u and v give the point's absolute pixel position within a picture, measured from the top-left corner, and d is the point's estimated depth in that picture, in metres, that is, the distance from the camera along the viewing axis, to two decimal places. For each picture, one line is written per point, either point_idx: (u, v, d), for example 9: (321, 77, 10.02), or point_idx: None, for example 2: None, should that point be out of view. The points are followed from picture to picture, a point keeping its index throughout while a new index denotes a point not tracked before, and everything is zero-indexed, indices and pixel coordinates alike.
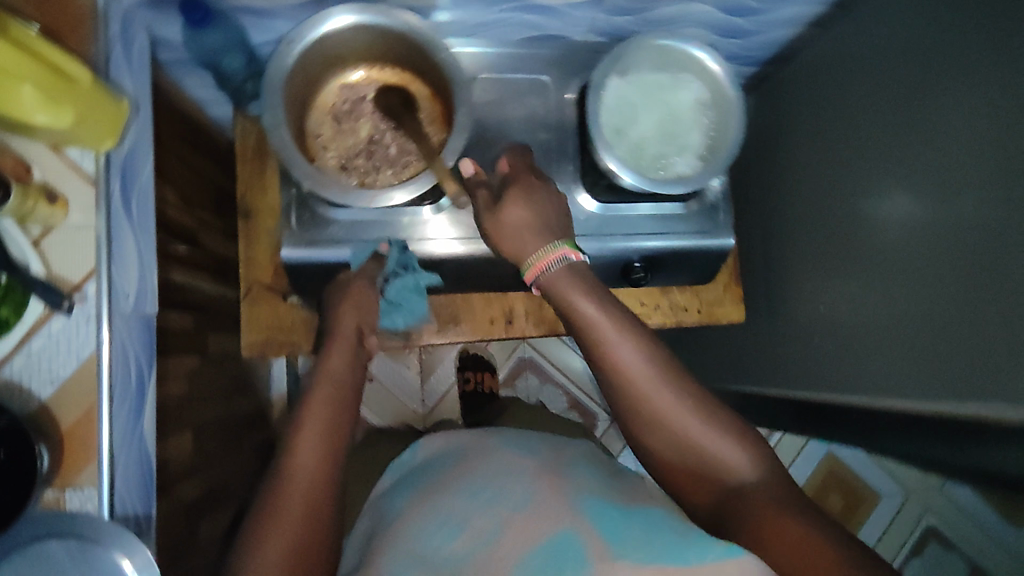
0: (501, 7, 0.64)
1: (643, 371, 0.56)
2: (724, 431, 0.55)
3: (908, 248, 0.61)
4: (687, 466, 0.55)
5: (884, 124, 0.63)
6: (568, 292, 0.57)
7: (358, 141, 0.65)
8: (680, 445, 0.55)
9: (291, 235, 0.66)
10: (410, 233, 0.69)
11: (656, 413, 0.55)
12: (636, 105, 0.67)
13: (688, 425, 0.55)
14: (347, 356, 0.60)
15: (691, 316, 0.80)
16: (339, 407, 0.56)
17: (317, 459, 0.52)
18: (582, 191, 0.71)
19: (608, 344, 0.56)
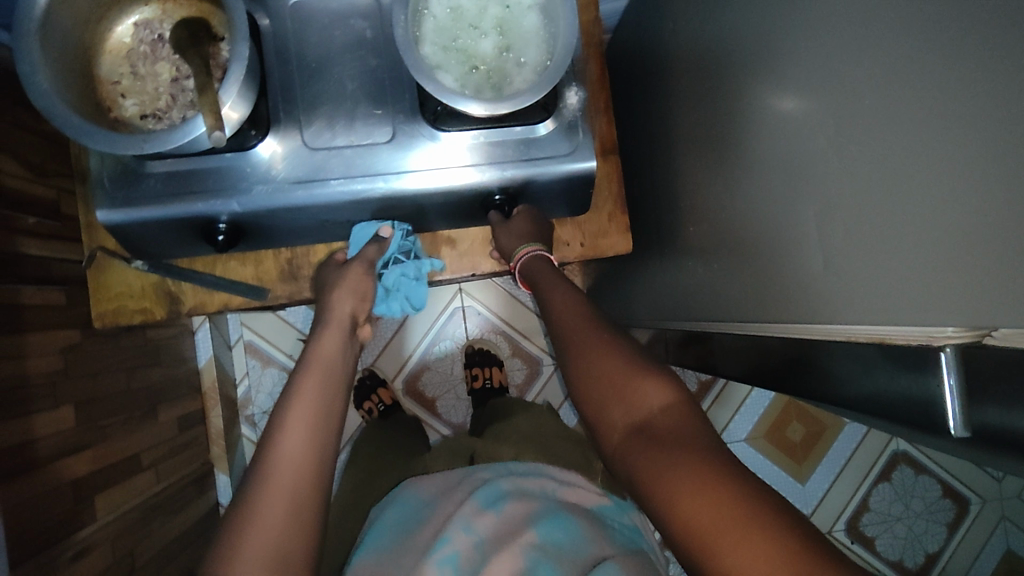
0: None
1: (572, 315, 0.61)
2: (643, 374, 0.53)
3: (757, 156, 0.54)
4: (608, 394, 0.53)
5: (734, 12, 0.55)
6: (539, 278, 0.67)
7: (160, 85, 0.59)
8: (600, 379, 0.54)
9: (106, 194, 0.61)
10: (233, 181, 0.63)
11: (584, 351, 0.57)
12: (463, 18, 0.60)
13: (611, 364, 0.54)
14: (338, 346, 0.64)
15: (576, 250, 0.77)
16: (331, 388, 0.61)
17: (305, 445, 0.56)
18: (424, 125, 0.64)
19: (554, 301, 0.63)
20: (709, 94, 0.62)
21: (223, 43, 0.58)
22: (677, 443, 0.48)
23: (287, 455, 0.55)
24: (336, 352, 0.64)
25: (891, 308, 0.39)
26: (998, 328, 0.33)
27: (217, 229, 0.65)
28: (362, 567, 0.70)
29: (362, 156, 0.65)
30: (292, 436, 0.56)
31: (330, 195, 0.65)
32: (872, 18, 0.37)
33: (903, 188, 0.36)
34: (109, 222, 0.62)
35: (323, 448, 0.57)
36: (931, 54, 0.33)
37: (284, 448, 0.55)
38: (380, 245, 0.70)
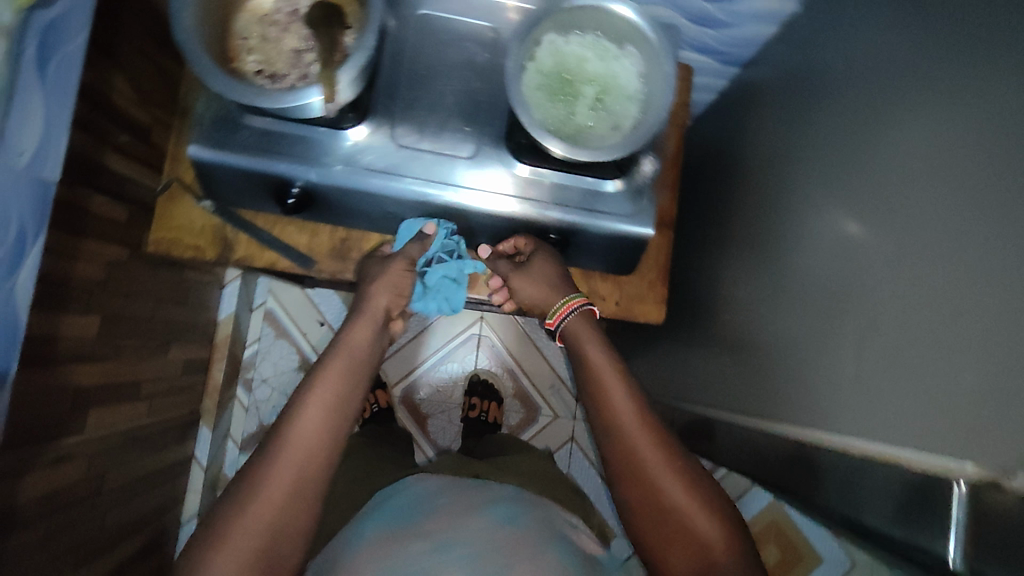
0: None
1: (636, 423, 0.63)
2: (701, 504, 0.61)
3: (809, 267, 0.56)
4: (666, 525, 0.61)
5: (816, 132, 0.58)
6: (582, 341, 0.69)
7: (282, 53, 0.64)
8: (659, 505, 0.61)
9: (202, 133, 0.66)
10: (318, 154, 0.67)
11: (656, 478, 0.62)
12: (568, 69, 0.64)
13: (673, 489, 0.61)
14: (367, 338, 0.66)
15: (609, 307, 0.79)
16: (352, 377, 0.63)
17: (318, 431, 0.59)
18: (505, 154, 0.68)
19: (603, 377, 0.65)
20: (775, 197, 0.65)
21: (351, 32, 0.63)
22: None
23: (300, 441, 0.58)
24: (365, 342, 0.66)
25: (918, 431, 0.40)
26: (1015, 476, 0.34)
27: (289, 192, 0.68)
28: (367, 545, 0.71)
29: (441, 164, 0.68)
30: (309, 421, 0.59)
31: (400, 192, 0.68)
32: (946, 161, 0.40)
33: (947, 321, 0.38)
34: (195, 158, 0.66)
35: (335, 439, 0.60)
36: (993, 204, 0.36)
37: (299, 430, 0.59)
38: (421, 244, 0.72)
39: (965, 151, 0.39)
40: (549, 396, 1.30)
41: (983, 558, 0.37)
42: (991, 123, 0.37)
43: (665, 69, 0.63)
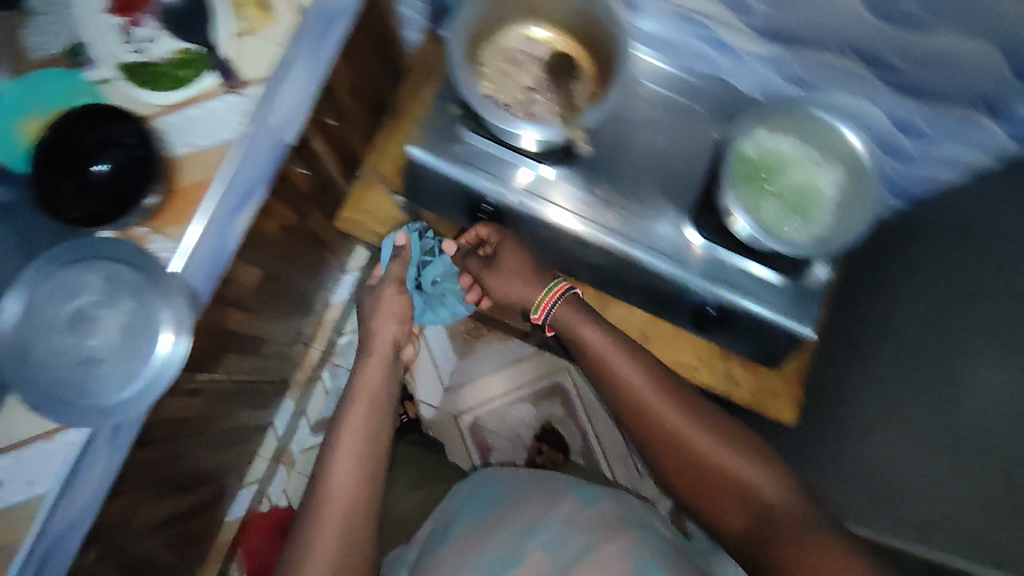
0: (686, 27, 0.70)
1: (651, 400, 0.72)
2: (736, 451, 0.70)
3: (993, 420, 0.59)
4: (713, 483, 0.70)
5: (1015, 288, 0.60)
6: (575, 323, 0.76)
7: (516, 86, 0.71)
8: (704, 468, 0.70)
9: (424, 138, 0.72)
10: (521, 182, 0.72)
11: (696, 452, 0.70)
12: (772, 165, 0.69)
13: (699, 442, 0.70)
14: (379, 375, 0.81)
15: (740, 393, 0.79)
16: (373, 414, 0.78)
17: (356, 482, 0.73)
18: (690, 224, 0.71)
19: (608, 358, 0.74)
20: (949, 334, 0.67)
21: (585, 88, 0.70)
22: (790, 525, 0.63)
23: (337, 480, 0.72)
24: (378, 379, 0.81)
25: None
26: None
27: (482, 208, 0.74)
28: (461, 534, 0.87)
29: (627, 218, 0.72)
30: (343, 458, 0.74)
31: (583, 234, 0.72)
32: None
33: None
34: (410, 157, 0.72)
35: (365, 465, 0.74)
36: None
37: (337, 470, 0.73)
38: (401, 261, 0.86)
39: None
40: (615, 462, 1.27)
41: None
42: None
43: (868, 182, 0.67)
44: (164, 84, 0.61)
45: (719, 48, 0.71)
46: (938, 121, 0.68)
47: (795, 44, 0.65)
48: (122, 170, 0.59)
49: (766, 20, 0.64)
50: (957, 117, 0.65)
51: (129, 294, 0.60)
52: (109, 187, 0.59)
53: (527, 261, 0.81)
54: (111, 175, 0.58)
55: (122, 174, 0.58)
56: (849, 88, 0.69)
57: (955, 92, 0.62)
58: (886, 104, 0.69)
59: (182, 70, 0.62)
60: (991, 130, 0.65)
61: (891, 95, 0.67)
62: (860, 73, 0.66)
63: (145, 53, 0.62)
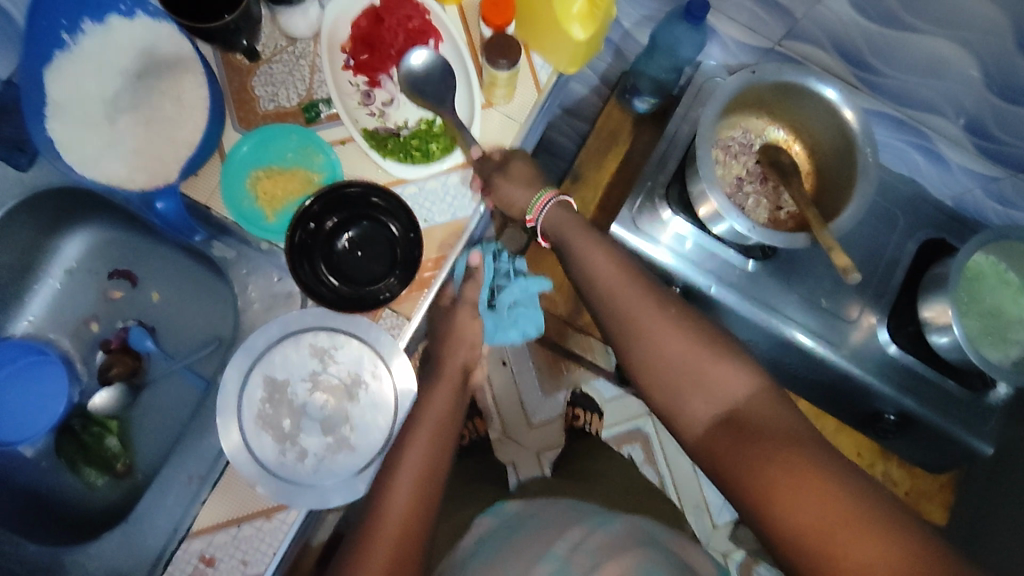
0: (901, 134, 0.72)
1: (619, 283, 0.55)
2: (712, 347, 0.51)
3: None
4: (677, 381, 0.51)
5: None
6: (569, 230, 0.59)
7: (729, 174, 0.72)
8: (669, 363, 0.52)
9: (629, 216, 0.73)
10: (719, 270, 0.72)
11: (631, 319, 0.54)
12: (980, 291, 0.69)
13: (669, 341, 0.52)
14: (446, 400, 0.59)
15: (898, 492, 0.85)
16: (436, 435, 0.56)
17: (412, 499, 0.52)
18: (881, 328, 0.72)
19: (586, 253, 0.57)
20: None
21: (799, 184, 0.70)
22: (761, 424, 0.47)
23: (392, 508, 0.51)
24: (444, 405, 0.59)
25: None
26: None
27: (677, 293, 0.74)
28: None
29: (821, 320, 0.73)
30: (404, 475, 0.53)
31: (772, 326, 0.73)
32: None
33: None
34: (614, 234, 0.73)
35: (436, 479, 0.54)
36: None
37: (397, 483, 0.52)
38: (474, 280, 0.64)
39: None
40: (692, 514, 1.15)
41: None
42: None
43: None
44: (406, 157, 0.61)
45: (929, 157, 0.72)
46: None
47: (1018, 169, 0.67)
48: (369, 246, 0.59)
49: (994, 141, 0.65)
50: None
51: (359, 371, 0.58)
52: (356, 262, 0.59)
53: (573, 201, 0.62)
54: (358, 252, 0.59)
55: (368, 250, 0.59)
56: None
57: None
58: None
59: (429, 143, 0.61)
60: None
61: None
62: None
63: (383, 117, 0.63)
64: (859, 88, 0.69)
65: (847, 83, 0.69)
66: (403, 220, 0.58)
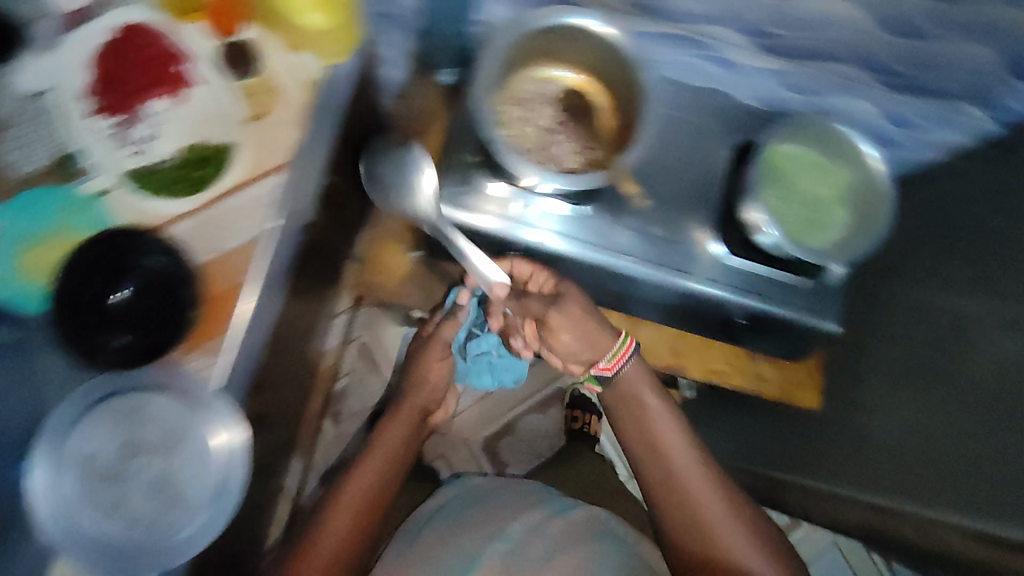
0: (687, 53, 0.72)
1: (676, 448, 0.76)
2: (737, 512, 0.74)
3: (994, 379, 0.64)
4: (690, 530, 0.74)
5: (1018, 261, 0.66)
6: (637, 381, 0.78)
7: (536, 130, 0.69)
8: (698, 523, 0.73)
9: (445, 192, 0.70)
10: (544, 221, 0.71)
11: (693, 497, 0.74)
12: (796, 178, 0.71)
13: (705, 503, 0.74)
14: (400, 435, 0.94)
15: (770, 390, 0.86)
16: (387, 467, 0.89)
17: (329, 559, 0.78)
18: (713, 237, 0.73)
19: (659, 433, 0.77)
20: (950, 296, 0.73)
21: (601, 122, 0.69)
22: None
23: (331, 531, 0.80)
24: (398, 441, 0.93)
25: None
26: None
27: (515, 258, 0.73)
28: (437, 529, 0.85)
29: (657, 248, 0.73)
30: (334, 520, 0.81)
31: (612, 263, 0.72)
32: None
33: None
34: (438, 220, 0.70)
35: (380, 493, 0.86)
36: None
37: (341, 500, 0.83)
38: (454, 321, 0.96)
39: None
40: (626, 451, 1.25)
41: None
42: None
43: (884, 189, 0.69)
44: (172, 192, 0.55)
45: (721, 65, 0.72)
46: (928, 114, 0.73)
47: (799, 57, 0.68)
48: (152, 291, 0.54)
49: (773, 39, 0.66)
50: (941, 107, 0.71)
51: (176, 420, 0.57)
52: (143, 314, 0.54)
53: (588, 313, 0.72)
54: (143, 300, 0.54)
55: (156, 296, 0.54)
56: (852, 93, 0.72)
57: (954, 86, 0.67)
58: (880, 103, 0.73)
59: (196, 168, 0.56)
60: (975, 115, 0.70)
61: (883, 93, 0.71)
62: (856, 79, 0.69)
63: (145, 153, 0.55)
64: (639, 16, 0.67)
65: (624, 11, 0.67)
66: (159, 248, 0.54)
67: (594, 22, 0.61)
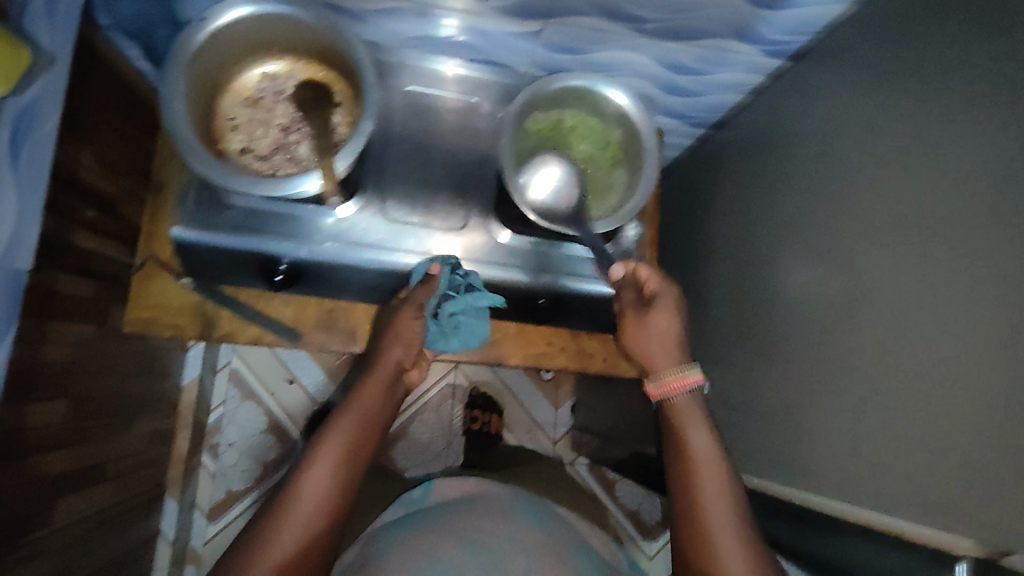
0: (432, 26, 0.67)
1: (706, 464, 0.60)
2: (758, 561, 0.55)
3: (804, 320, 0.59)
4: (703, 560, 0.56)
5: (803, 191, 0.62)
6: (679, 423, 0.63)
7: (271, 132, 0.64)
8: (717, 558, 0.55)
9: (189, 215, 0.64)
10: (303, 230, 0.66)
11: (708, 527, 0.57)
12: (558, 146, 0.68)
13: (730, 548, 0.55)
14: (378, 398, 0.62)
15: (596, 363, 0.80)
16: (360, 443, 0.59)
17: (321, 508, 0.55)
18: (494, 224, 0.71)
19: (685, 427, 0.62)
20: (751, 237, 0.72)
21: (339, 110, 0.63)
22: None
23: (303, 496, 0.55)
24: (375, 401, 0.62)
25: (955, 512, 0.42)
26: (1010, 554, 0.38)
27: (277, 269, 0.65)
28: (404, 545, 0.70)
29: (431, 237, 0.70)
30: (313, 482, 0.55)
31: (386, 263, 0.68)
32: (937, 198, 0.45)
33: (978, 369, 0.41)
34: (179, 240, 0.65)
35: (350, 480, 0.57)
36: (1009, 249, 0.39)
37: (304, 486, 0.55)
38: (428, 285, 0.65)
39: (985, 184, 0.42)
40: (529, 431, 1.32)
41: None
42: (989, 161, 0.42)
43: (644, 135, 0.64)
44: None
45: (472, 33, 0.67)
46: (701, 55, 0.67)
47: (544, 16, 0.62)
48: None
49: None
50: (711, 47, 0.66)
51: None
52: None
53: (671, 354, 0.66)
54: None
55: None
56: (613, 44, 0.67)
57: (708, 24, 0.61)
58: (651, 51, 0.68)
59: None
60: (746, 49, 0.65)
61: (648, 42, 0.66)
62: (612, 31, 0.64)
63: None
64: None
65: None
66: None
67: (247, 8, 0.56)
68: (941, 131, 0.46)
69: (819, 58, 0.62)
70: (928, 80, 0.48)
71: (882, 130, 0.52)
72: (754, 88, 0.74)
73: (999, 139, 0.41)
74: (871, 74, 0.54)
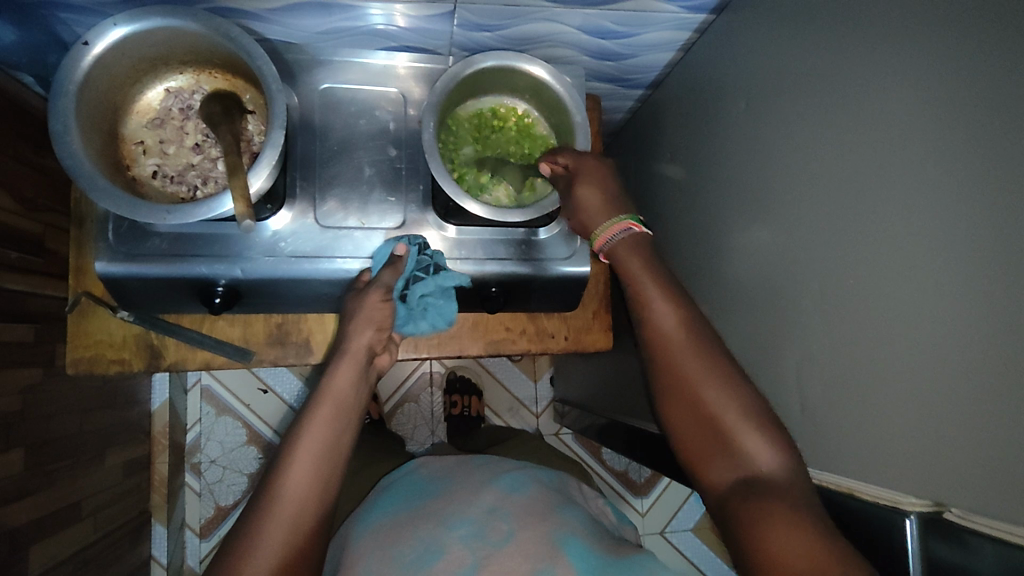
0: (340, 17, 0.63)
1: (671, 326, 0.55)
2: (749, 414, 0.50)
3: (762, 276, 0.59)
4: (699, 437, 0.52)
5: (749, 146, 0.61)
6: (634, 264, 0.58)
7: (184, 151, 0.61)
8: (703, 420, 0.52)
9: (111, 249, 0.62)
10: (236, 250, 0.64)
11: (686, 381, 0.53)
12: (452, 134, 0.66)
13: (712, 394, 0.51)
14: (352, 379, 0.57)
15: (559, 343, 0.80)
16: (340, 426, 0.55)
17: (309, 483, 0.52)
18: (432, 217, 0.69)
19: (642, 292, 0.57)
20: (700, 195, 0.72)
21: (252, 119, 0.61)
22: (780, 498, 0.45)
23: (291, 487, 0.51)
24: (350, 385, 0.57)
25: (901, 468, 0.43)
26: (950, 508, 0.39)
27: (215, 292, 0.63)
28: (379, 528, 0.69)
29: (371, 238, 0.68)
30: (296, 470, 0.52)
31: (331, 272, 0.67)
32: (879, 147, 0.45)
33: (919, 322, 0.41)
34: (106, 276, 0.62)
35: (331, 475, 0.54)
36: (944, 196, 0.39)
37: (288, 477, 0.52)
38: (394, 267, 0.63)
39: (921, 129, 0.41)
40: (508, 411, 1.32)
41: (932, 539, 0.40)
42: (923, 106, 0.41)
43: (568, 100, 0.63)
44: None
45: (383, 20, 0.64)
46: (622, 19, 0.65)
47: None
48: None
49: None
50: (630, 10, 0.63)
51: None
52: None
53: (646, 261, 0.58)
54: None
55: None
56: (532, 17, 0.64)
57: None
58: (570, 20, 0.65)
59: None
60: (668, 9, 0.63)
61: (566, 11, 0.63)
62: (525, 4, 0.61)
63: None
64: None
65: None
66: None
67: (126, 28, 0.52)
68: (877, 79, 0.45)
69: (749, 9, 0.60)
70: (867, 25, 0.46)
71: (819, 81, 0.51)
72: (686, 44, 0.72)
73: (928, 85, 0.41)
74: (802, 24, 0.53)
